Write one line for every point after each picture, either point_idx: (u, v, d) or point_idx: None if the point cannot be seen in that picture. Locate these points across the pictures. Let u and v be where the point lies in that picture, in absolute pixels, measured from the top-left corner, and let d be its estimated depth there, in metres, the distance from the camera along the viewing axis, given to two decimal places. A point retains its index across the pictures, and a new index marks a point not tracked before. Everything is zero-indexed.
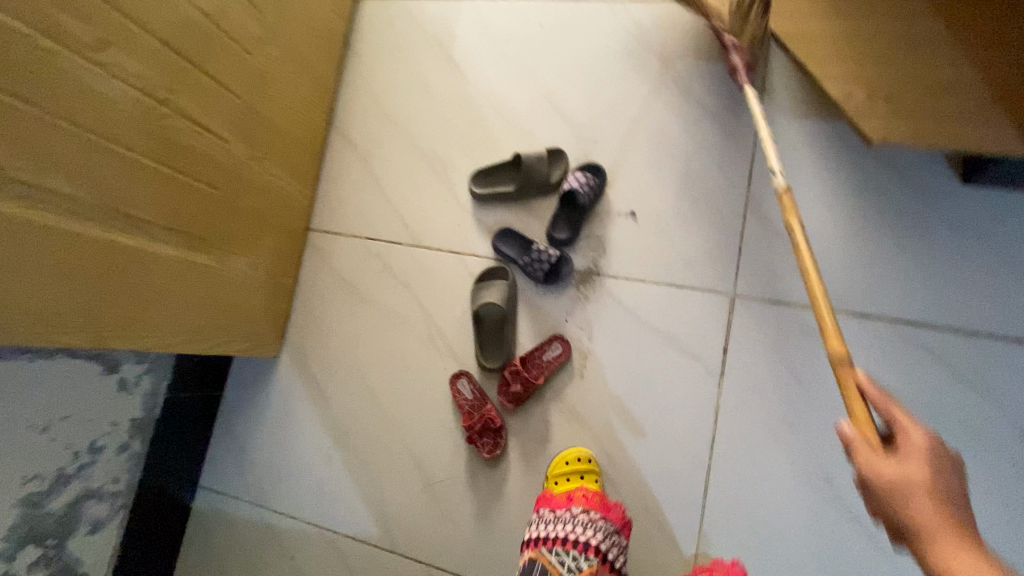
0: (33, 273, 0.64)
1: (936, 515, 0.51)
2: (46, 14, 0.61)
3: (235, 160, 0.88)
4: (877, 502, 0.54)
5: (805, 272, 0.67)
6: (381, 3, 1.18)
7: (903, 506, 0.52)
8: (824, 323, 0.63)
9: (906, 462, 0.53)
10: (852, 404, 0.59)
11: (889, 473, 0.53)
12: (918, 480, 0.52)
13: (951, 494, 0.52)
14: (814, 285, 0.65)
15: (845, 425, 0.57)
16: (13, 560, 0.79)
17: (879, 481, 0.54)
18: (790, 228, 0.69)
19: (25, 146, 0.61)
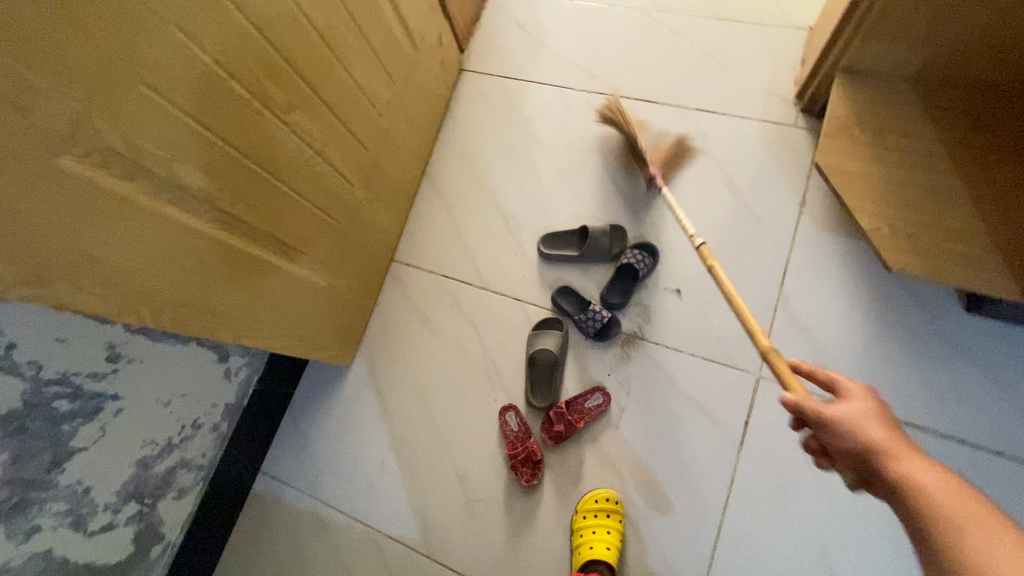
0: (211, 279, 0.78)
1: (887, 433, 0.59)
2: (262, 85, 0.77)
3: (349, 199, 1.05)
4: (840, 442, 0.61)
5: (731, 297, 0.83)
6: (482, 79, 1.38)
7: (861, 436, 0.60)
8: (752, 325, 0.78)
9: (849, 401, 0.63)
10: (787, 379, 0.69)
11: (839, 410, 0.62)
12: (862, 411, 0.61)
13: (894, 417, 0.62)
14: (740, 304, 0.81)
15: (788, 393, 0.65)
16: (119, 512, 0.91)
17: (836, 422, 0.62)
18: (713, 271, 0.87)
19: (230, 184, 0.77)
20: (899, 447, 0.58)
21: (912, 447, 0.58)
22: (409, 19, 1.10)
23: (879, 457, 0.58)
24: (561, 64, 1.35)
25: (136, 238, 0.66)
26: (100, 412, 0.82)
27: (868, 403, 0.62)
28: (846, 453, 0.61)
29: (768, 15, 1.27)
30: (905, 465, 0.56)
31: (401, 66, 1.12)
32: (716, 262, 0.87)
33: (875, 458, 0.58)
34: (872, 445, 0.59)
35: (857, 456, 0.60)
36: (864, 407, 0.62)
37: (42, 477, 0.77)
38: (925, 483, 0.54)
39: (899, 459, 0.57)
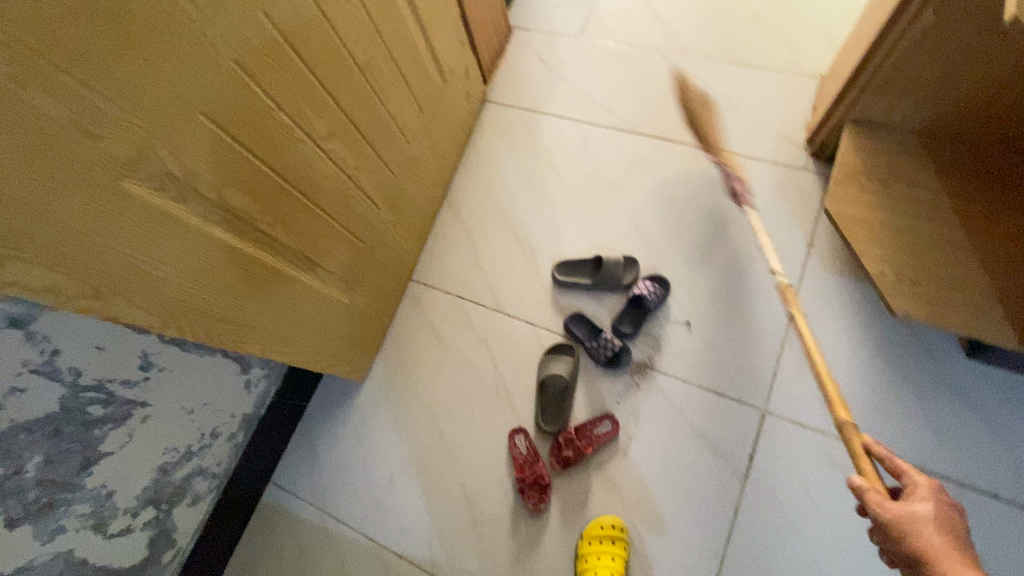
0: (246, 294, 0.82)
1: (945, 542, 0.62)
2: (306, 115, 0.82)
3: (375, 220, 1.09)
4: (894, 539, 0.66)
5: (812, 354, 0.88)
6: (504, 109, 1.44)
7: (918, 536, 0.64)
8: (835, 397, 0.82)
9: (912, 503, 0.67)
10: (863, 464, 0.73)
11: (900, 510, 0.66)
12: (923, 516, 0.65)
13: (961, 532, 0.64)
14: (824, 369, 0.85)
15: (856, 476, 0.70)
16: (137, 517, 0.93)
17: (896, 518, 0.66)
18: (792, 312, 0.93)
19: (270, 205, 0.81)
20: (951, 556, 0.61)
21: (968, 562, 0.60)
22: (439, 53, 1.16)
23: (927, 560, 0.62)
24: (580, 99, 1.40)
25: (183, 256, 0.69)
26: (128, 418, 0.85)
27: (932, 509, 0.65)
28: (899, 550, 0.65)
29: (779, 62, 1.33)
30: (951, 574, 0.59)
31: (429, 96, 1.17)
32: (799, 308, 0.91)
33: (924, 560, 0.62)
34: (923, 549, 0.62)
35: (909, 555, 0.64)
36: (926, 512, 0.65)
37: (71, 479, 0.79)
38: None
39: (946, 568, 0.60)
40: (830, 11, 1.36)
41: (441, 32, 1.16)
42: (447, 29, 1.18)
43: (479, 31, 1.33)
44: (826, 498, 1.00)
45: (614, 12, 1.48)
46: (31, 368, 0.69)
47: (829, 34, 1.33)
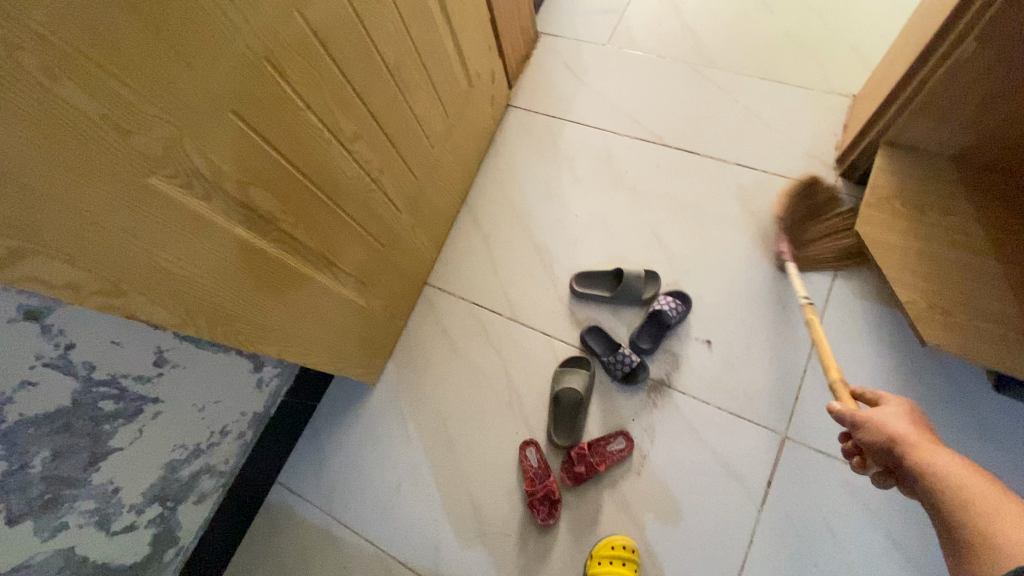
0: (264, 295, 0.81)
1: (909, 425, 0.66)
2: (333, 115, 0.81)
3: (394, 223, 1.08)
4: (870, 439, 0.69)
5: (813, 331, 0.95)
6: (527, 115, 1.42)
7: (884, 427, 0.68)
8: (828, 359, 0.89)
9: (882, 407, 0.71)
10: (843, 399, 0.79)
11: (867, 412, 0.71)
12: (890, 413, 0.69)
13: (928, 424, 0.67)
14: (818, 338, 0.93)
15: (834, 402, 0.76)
16: (143, 513, 0.92)
17: (866, 420, 0.70)
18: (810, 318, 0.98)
19: (293, 206, 0.80)
20: (916, 435, 0.64)
21: (933, 439, 0.64)
22: (466, 56, 1.15)
23: (896, 445, 0.65)
24: (605, 108, 1.38)
25: (204, 255, 0.68)
26: (139, 414, 0.84)
27: (901, 407, 0.70)
28: (878, 450, 0.68)
29: (811, 79, 1.30)
30: (917, 448, 0.63)
31: (454, 100, 1.16)
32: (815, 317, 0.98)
33: (895, 447, 0.65)
34: (891, 434, 0.66)
35: (886, 450, 0.67)
36: (892, 409, 0.70)
37: (79, 475, 0.78)
38: (937, 463, 0.60)
39: (912, 445, 0.63)
40: (865, 30, 1.33)
41: (469, 36, 1.14)
42: (475, 33, 1.17)
43: (507, 35, 1.32)
44: (846, 530, 0.97)
45: (643, 21, 1.46)
46: (44, 363, 0.67)
47: (863, 53, 1.31)
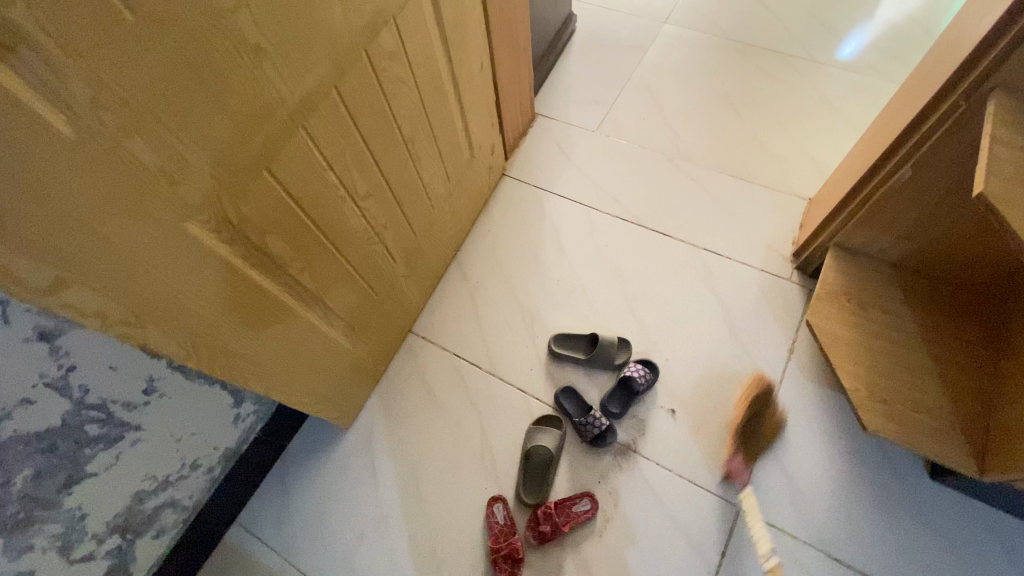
0: (262, 333, 0.85)
1: None
2: (349, 175, 0.90)
3: (388, 274, 1.15)
4: None
5: None
6: (520, 186, 1.54)
7: None
8: None
9: None
10: None
11: None
12: None
13: None
14: None
15: None
16: (101, 545, 0.90)
17: None
18: None
19: (301, 252, 0.87)
20: None
21: None
22: (470, 131, 1.27)
23: None
24: (591, 187, 1.52)
25: (218, 292, 0.73)
26: (119, 440, 0.85)
27: None
28: None
29: (773, 181, 1.47)
30: None
31: (455, 168, 1.27)
32: None
33: None
34: None
35: None
36: None
37: (50, 498, 0.78)
38: None
39: None
40: (821, 144, 1.52)
41: (475, 114, 1.27)
42: (481, 111, 1.29)
43: (508, 114, 1.46)
44: None
45: (629, 114, 1.63)
46: (45, 381, 0.70)
47: (819, 163, 1.49)
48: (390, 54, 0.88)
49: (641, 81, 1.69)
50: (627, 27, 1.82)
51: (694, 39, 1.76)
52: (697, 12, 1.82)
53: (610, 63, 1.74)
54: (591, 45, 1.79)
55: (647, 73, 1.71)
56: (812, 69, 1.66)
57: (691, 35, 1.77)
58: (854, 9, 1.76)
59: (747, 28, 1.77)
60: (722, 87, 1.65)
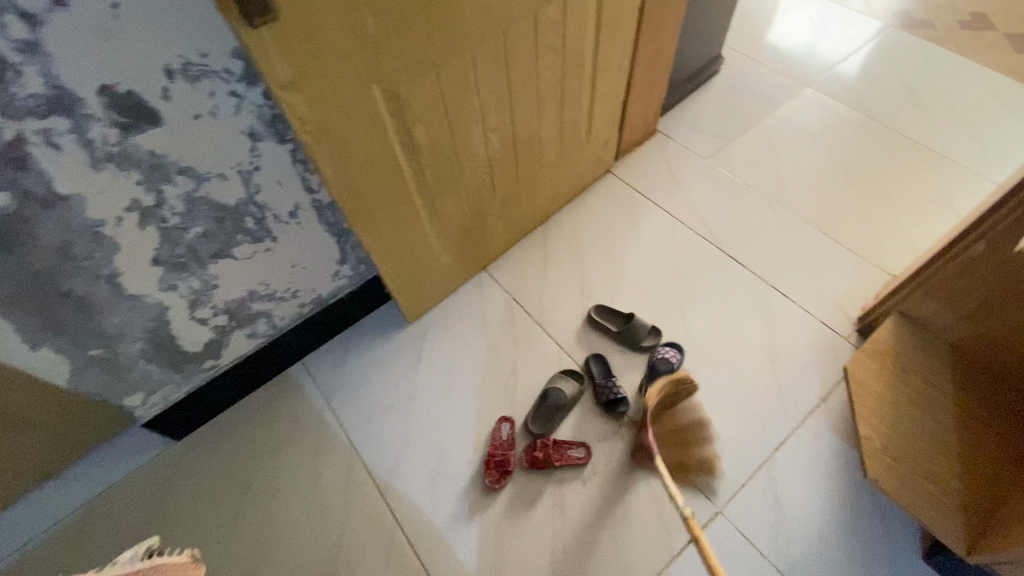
0: (384, 198, 1.08)
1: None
2: (490, 106, 1.12)
3: (487, 205, 1.35)
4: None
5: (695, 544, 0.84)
6: (621, 182, 1.69)
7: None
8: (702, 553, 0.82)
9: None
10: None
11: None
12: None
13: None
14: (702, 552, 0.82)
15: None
16: (214, 317, 1.17)
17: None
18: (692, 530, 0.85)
19: (434, 150, 1.09)
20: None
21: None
22: (594, 117, 1.45)
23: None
24: (685, 202, 1.63)
25: (370, 146, 0.97)
26: (259, 241, 1.11)
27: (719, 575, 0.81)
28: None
29: (862, 249, 1.50)
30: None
31: (572, 143, 1.45)
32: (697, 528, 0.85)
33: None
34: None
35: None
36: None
37: (204, 258, 1.05)
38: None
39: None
40: (925, 233, 1.52)
41: (603, 105, 1.45)
42: (610, 104, 1.47)
43: (632, 119, 1.63)
44: None
45: (743, 154, 1.74)
46: (238, 168, 0.97)
47: (917, 248, 1.49)
48: (552, 23, 1.10)
49: (764, 130, 1.79)
50: (768, 83, 1.93)
51: (830, 109, 1.83)
52: (842, 86, 1.89)
53: (741, 108, 1.86)
54: (728, 88, 1.92)
55: (773, 125, 1.80)
56: (942, 166, 1.66)
57: (828, 104, 1.84)
58: (1008, 122, 1.74)
59: (886, 112, 1.80)
60: (842, 157, 1.70)
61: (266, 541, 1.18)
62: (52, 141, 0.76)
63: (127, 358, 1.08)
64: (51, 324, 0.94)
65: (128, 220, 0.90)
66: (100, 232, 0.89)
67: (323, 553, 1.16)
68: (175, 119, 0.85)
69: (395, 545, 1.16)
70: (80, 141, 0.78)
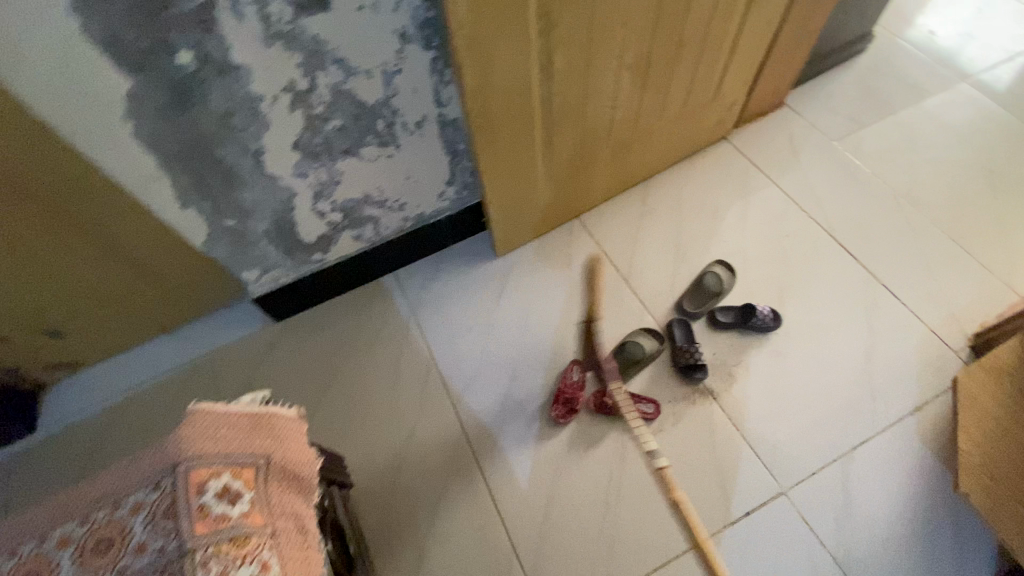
0: (508, 120, 1.09)
1: None
2: (630, 42, 1.09)
3: (599, 150, 1.34)
4: None
5: None
6: (735, 152, 1.61)
7: None
8: None
9: None
10: None
11: None
12: None
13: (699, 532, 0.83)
14: None
15: None
16: (331, 213, 1.24)
17: None
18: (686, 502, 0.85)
19: (566, 79, 1.08)
20: None
21: None
22: (725, 76, 1.38)
23: None
24: (801, 184, 1.54)
25: (511, 62, 0.97)
26: (385, 146, 1.16)
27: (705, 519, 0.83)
28: None
29: (993, 262, 1.38)
30: None
31: (696, 99, 1.39)
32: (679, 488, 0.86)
33: None
34: None
35: None
36: None
37: (335, 152, 1.11)
38: None
39: None
40: None
41: (738, 64, 1.37)
42: (745, 65, 1.40)
43: (762, 85, 1.53)
44: None
45: (875, 143, 1.61)
46: (384, 68, 1.01)
47: None
48: None
49: (903, 120, 1.64)
50: (917, 70, 1.75)
51: (986, 108, 1.64)
52: (1004, 84, 1.69)
53: (882, 93, 1.71)
54: (870, 70, 1.76)
55: (914, 116, 1.65)
56: None
57: (984, 102, 1.66)
58: None
59: None
60: (989, 161, 1.54)
61: (345, 425, 1.28)
62: (238, 9, 0.81)
63: (253, 235, 1.18)
64: (201, 186, 1.03)
65: (281, 100, 0.97)
66: (257, 107, 0.95)
67: (393, 447, 1.25)
68: (342, 8, 0.88)
69: (460, 454, 1.23)
70: (260, 14, 0.83)
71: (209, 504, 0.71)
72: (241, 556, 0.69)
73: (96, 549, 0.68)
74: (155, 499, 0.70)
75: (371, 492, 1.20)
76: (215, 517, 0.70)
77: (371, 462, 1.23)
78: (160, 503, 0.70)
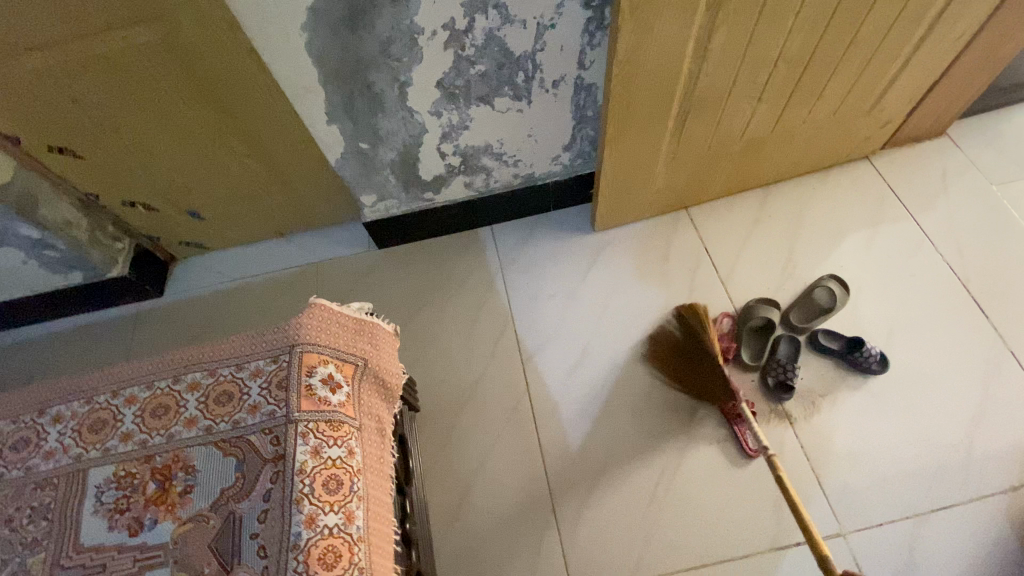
0: (647, 93, 1.07)
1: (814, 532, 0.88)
2: (797, 32, 1.03)
3: (729, 143, 1.28)
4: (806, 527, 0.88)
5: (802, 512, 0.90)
6: (873, 176, 1.49)
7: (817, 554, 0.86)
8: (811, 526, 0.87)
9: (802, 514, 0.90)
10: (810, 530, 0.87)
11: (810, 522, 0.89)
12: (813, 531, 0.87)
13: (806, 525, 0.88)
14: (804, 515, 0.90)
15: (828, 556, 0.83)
16: (452, 155, 1.29)
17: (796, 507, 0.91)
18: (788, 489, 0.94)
19: (719, 61, 1.04)
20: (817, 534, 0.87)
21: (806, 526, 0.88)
22: (890, 88, 1.27)
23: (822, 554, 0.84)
24: (942, 224, 1.40)
25: (669, 31, 0.95)
26: (519, 100, 1.18)
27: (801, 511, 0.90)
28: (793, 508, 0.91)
29: None
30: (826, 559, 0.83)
31: (848, 109, 1.29)
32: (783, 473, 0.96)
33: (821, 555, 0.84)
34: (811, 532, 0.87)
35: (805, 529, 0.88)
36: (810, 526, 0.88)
37: (472, 97, 1.15)
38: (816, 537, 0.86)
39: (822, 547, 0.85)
40: None
41: (909, 78, 1.26)
42: (916, 79, 1.27)
43: (927, 107, 1.39)
44: None
45: None
46: (539, 20, 1.02)
47: None
48: None
49: None
50: None
51: None
52: None
53: None
54: None
55: None
56: None
57: None
58: None
59: None
60: None
61: (420, 357, 1.36)
62: None
63: (378, 162, 1.25)
64: (349, 106, 1.10)
65: (438, 36, 1.01)
66: (416, 39, 1.00)
67: (459, 387, 1.32)
68: None
69: (521, 407, 1.28)
70: None
71: (314, 386, 0.79)
72: (334, 438, 0.76)
73: (219, 400, 0.80)
74: (272, 370, 0.80)
75: (432, 422, 1.28)
76: (318, 398, 0.78)
77: (437, 396, 1.31)
78: (275, 374, 0.80)
